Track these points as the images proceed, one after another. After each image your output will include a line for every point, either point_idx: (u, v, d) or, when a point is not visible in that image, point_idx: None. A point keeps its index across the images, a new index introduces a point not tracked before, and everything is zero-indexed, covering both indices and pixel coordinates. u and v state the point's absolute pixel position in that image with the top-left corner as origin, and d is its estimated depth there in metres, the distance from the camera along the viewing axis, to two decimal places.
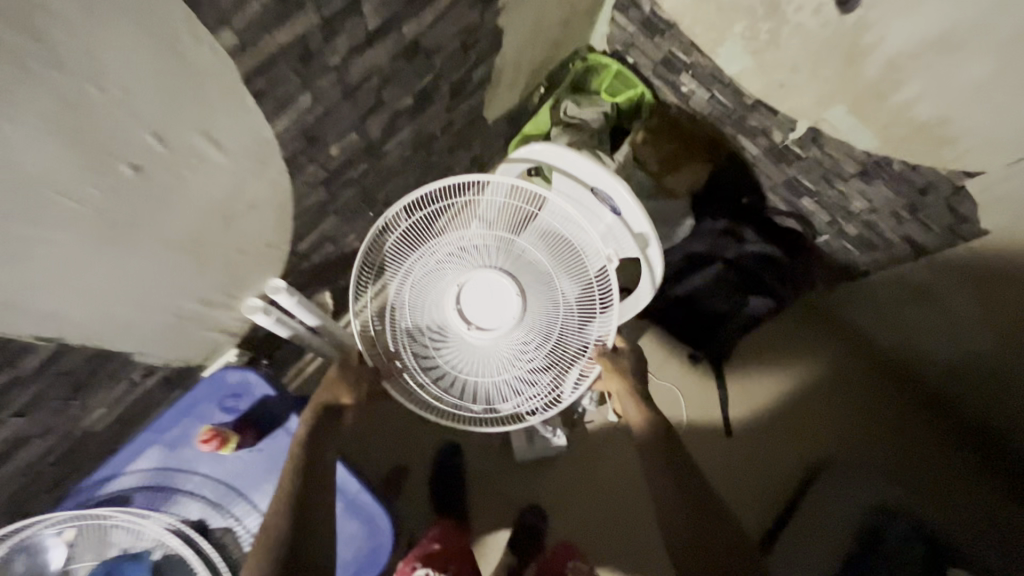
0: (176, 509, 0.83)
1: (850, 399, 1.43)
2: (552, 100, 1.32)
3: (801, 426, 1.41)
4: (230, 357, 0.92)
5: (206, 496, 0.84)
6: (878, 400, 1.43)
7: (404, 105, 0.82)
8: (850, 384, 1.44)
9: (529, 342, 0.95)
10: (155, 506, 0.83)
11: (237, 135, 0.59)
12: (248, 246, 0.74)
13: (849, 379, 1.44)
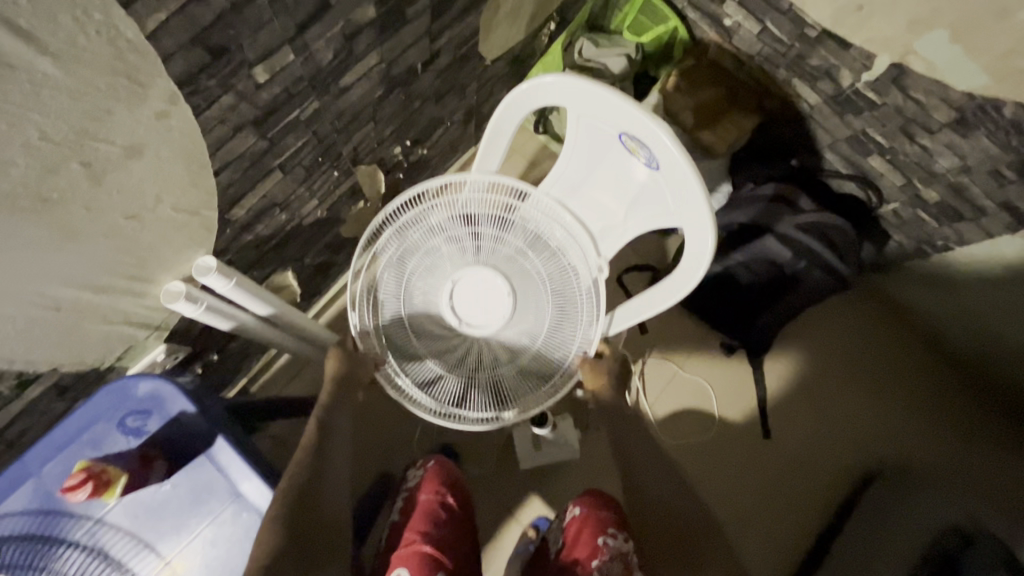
0: (58, 568, 0.61)
1: (902, 393, 1.24)
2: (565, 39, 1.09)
3: (842, 423, 1.23)
4: (158, 355, 0.72)
5: (102, 548, 0.61)
6: (935, 397, 1.24)
7: (364, 17, 0.60)
8: (905, 378, 1.25)
9: (520, 343, 0.82)
10: (30, 564, 0.60)
11: (70, 30, 0.38)
12: (143, 209, 0.54)
13: (904, 372, 1.25)
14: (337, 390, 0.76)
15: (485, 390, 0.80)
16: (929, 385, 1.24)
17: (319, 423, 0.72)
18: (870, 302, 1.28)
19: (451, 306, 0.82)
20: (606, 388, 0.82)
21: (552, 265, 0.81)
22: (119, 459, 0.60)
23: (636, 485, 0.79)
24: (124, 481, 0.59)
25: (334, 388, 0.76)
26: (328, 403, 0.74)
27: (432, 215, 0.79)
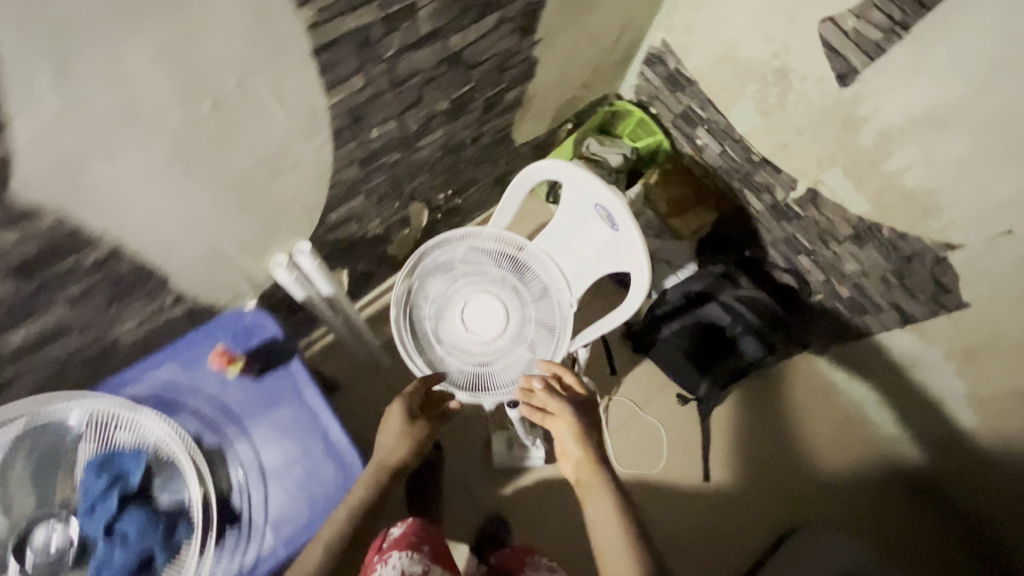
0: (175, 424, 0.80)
1: (842, 458, 1.47)
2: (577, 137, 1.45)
3: (788, 471, 1.45)
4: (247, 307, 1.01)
5: (205, 418, 0.81)
6: (868, 462, 1.46)
7: (440, 107, 0.94)
8: (839, 440, 1.48)
9: (507, 349, 1.11)
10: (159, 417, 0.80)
11: (299, 98, 0.69)
12: (285, 200, 0.85)
13: (839, 435, 1.48)
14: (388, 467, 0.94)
15: (477, 378, 1.10)
16: (864, 450, 1.47)
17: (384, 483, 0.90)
18: (814, 379, 1.52)
19: (462, 316, 1.12)
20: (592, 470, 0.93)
21: (537, 297, 1.12)
22: (239, 350, 0.84)
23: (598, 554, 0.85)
24: (241, 364, 0.83)
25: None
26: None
27: (460, 249, 1.12)
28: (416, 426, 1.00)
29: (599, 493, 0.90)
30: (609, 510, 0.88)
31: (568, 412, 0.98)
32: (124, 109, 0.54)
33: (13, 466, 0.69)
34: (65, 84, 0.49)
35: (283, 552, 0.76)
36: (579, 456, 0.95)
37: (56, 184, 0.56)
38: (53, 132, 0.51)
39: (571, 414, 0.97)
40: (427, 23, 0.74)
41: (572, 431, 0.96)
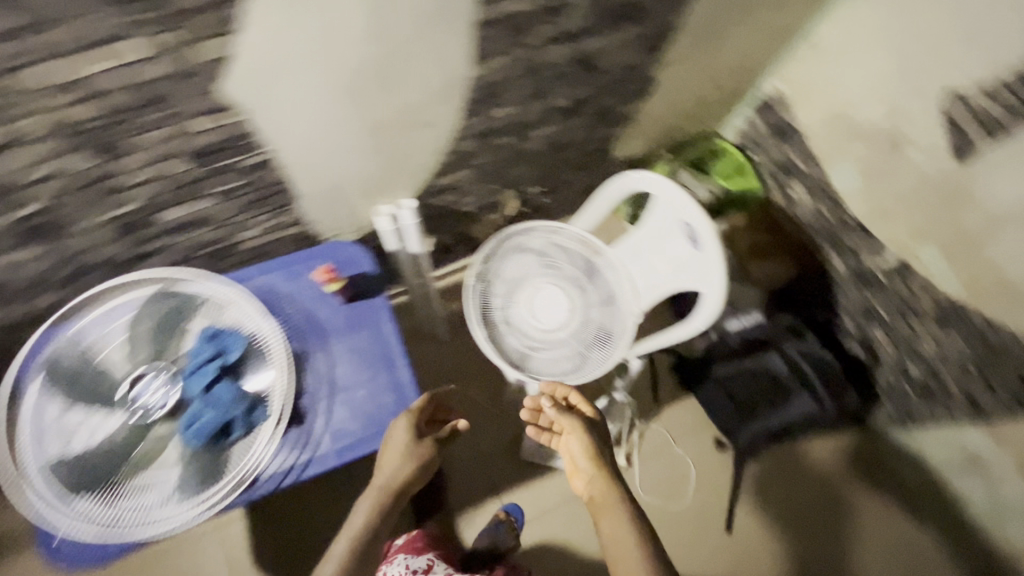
0: None
1: (883, 548, 1.38)
2: (671, 165, 1.50)
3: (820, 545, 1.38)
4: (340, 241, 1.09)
5: (295, 326, 0.91)
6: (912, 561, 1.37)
7: (560, 104, 1.02)
8: (888, 536, 1.39)
9: (565, 342, 1.16)
10: None
11: (452, 63, 0.79)
12: (408, 153, 0.95)
13: (889, 531, 1.39)
14: (401, 482, 0.80)
15: (531, 362, 1.14)
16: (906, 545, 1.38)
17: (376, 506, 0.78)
18: (866, 459, 1.45)
19: (530, 302, 1.18)
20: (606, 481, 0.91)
21: (603, 301, 1.17)
22: (342, 275, 0.94)
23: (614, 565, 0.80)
24: (339, 285, 0.93)
25: (400, 479, 0.80)
26: (394, 491, 0.80)
27: (541, 239, 1.20)
28: (429, 443, 0.84)
29: (611, 502, 0.87)
30: (621, 518, 0.84)
31: (579, 428, 0.98)
32: (324, 40, 0.65)
33: (144, 321, 0.81)
34: (286, 5, 0.59)
35: (331, 461, 0.83)
36: (589, 470, 0.94)
37: (247, 87, 0.66)
38: (263, 42, 0.61)
39: (580, 428, 0.98)
40: (574, 23, 0.83)
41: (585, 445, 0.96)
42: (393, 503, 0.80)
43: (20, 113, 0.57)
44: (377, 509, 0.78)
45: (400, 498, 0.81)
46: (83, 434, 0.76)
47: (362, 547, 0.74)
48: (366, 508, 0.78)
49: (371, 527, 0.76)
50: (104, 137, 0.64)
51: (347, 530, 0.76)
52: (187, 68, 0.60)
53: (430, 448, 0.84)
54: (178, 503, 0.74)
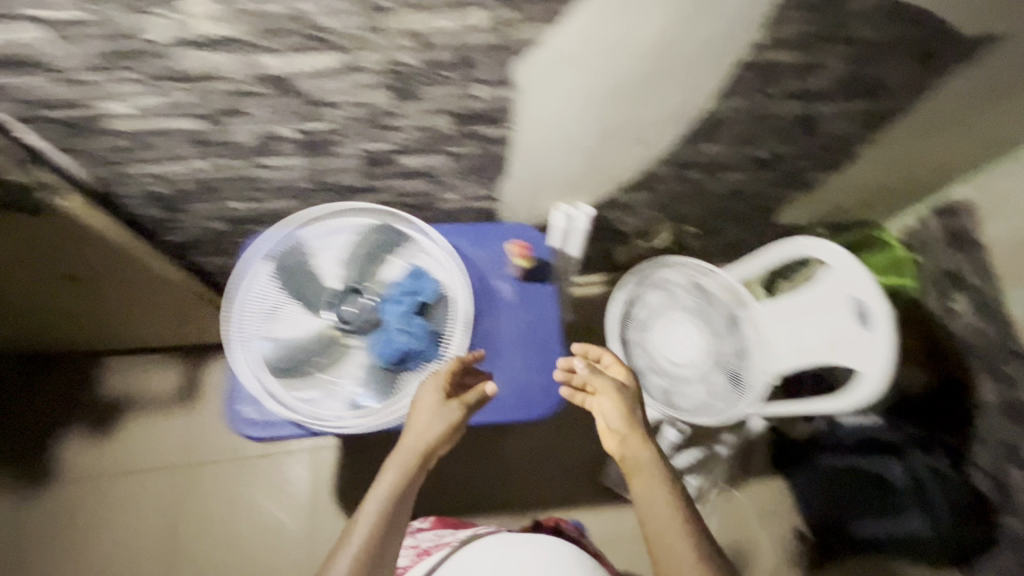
0: None
1: None
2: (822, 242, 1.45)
3: None
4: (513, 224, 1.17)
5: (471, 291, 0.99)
6: None
7: (760, 155, 1.05)
8: None
9: (690, 380, 1.17)
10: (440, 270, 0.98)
11: (697, 93, 0.85)
12: (612, 162, 1.02)
13: None
14: (426, 449, 0.77)
15: (654, 388, 1.16)
16: None
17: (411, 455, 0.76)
18: None
19: (665, 332, 1.21)
20: (642, 450, 0.79)
21: (738, 352, 1.18)
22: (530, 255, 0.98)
23: (650, 529, 0.73)
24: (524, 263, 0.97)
25: (427, 445, 0.77)
26: (421, 455, 0.76)
27: (688, 275, 1.23)
28: (454, 409, 0.80)
29: (647, 465, 0.78)
30: (654, 480, 0.76)
31: (615, 394, 0.85)
32: (615, 45, 0.73)
33: (358, 246, 0.90)
34: (604, 7, 0.67)
35: (478, 416, 0.91)
36: (622, 433, 0.82)
37: (532, 68, 0.75)
38: (568, 34, 0.70)
39: (614, 386, 0.85)
40: (814, 83, 0.86)
41: (619, 404, 0.84)
42: (418, 471, 0.77)
43: (369, 47, 0.66)
44: (402, 478, 0.74)
45: (425, 466, 0.78)
46: (291, 328, 0.86)
47: (391, 521, 0.71)
48: (391, 477, 0.75)
49: (397, 496, 0.73)
50: (407, 82, 0.73)
51: (371, 501, 0.72)
52: (504, 43, 0.69)
53: (462, 413, 0.81)
54: (354, 412, 0.84)
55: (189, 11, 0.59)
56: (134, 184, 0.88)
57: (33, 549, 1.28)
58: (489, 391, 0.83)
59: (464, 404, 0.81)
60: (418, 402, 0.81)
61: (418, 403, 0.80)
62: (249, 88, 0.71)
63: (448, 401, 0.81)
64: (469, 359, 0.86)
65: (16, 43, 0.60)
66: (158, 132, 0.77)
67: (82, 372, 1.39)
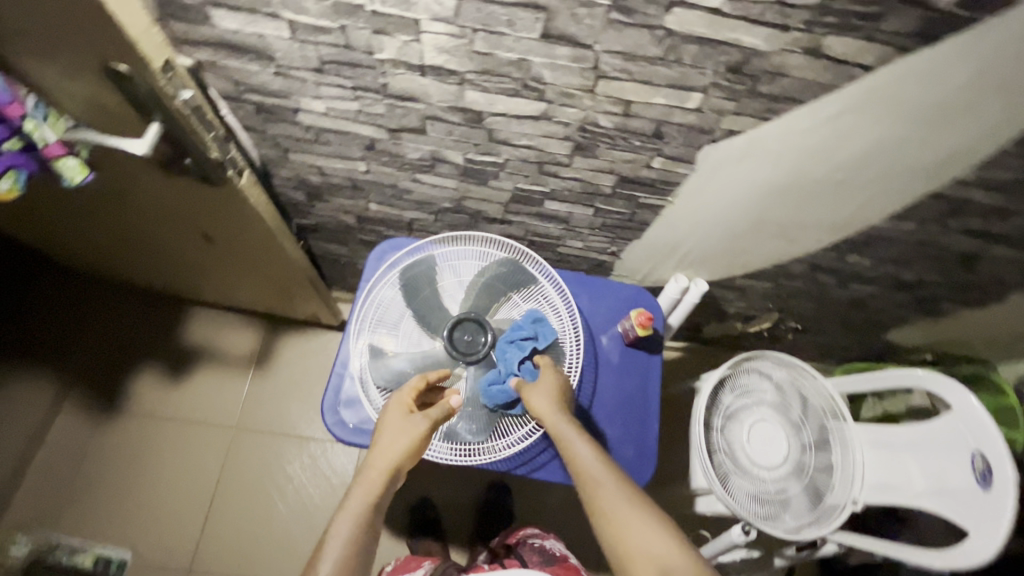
0: None
1: None
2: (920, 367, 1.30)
3: None
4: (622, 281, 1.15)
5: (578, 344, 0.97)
6: None
7: (902, 276, 1.00)
8: None
9: (768, 484, 1.12)
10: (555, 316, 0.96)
11: (870, 210, 0.82)
12: (747, 251, 0.99)
13: None
14: (393, 467, 0.71)
15: (729, 483, 1.11)
16: None
17: (373, 479, 0.70)
18: None
19: (751, 427, 1.15)
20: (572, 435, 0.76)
21: (822, 469, 1.12)
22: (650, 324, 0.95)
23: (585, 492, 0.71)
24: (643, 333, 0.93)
25: (393, 463, 0.71)
26: (388, 473, 0.71)
27: (785, 375, 1.18)
28: (421, 421, 0.74)
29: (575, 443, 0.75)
30: (576, 441, 0.75)
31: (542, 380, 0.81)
32: (812, 154, 0.71)
33: (486, 277, 0.88)
34: (826, 121, 0.65)
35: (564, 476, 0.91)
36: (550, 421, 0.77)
37: (721, 155, 0.73)
38: (775, 135, 0.68)
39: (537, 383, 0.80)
40: (996, 227, 0.81)
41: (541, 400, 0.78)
42: (388, 490, 0.71)
43: (573, 103, 0.67)
44: (369, 500, 0.68)
45: (393, 482, 0.72)
46: (406, 344, 0.87)
47: (362, 551, 0.65)
48: (356, 500, 0.68)
49: (366, 517, 0.67)
50: (592, 140, 0.73)
51: (335, 529, 0.66)
52: (706, 126, 0.68)
53: (426, 427, 0.74)
54: (442, 445, 0.84)
55: (425, 40, 0.60)
56: (294, 170, 0.90)
57: (85, 474, 1.31)
58: (453, 405, 0.78)
59: (429, 419, 0.75)
60: (383, 424, 0.75)
61: (380, 423, 0.75)
62: (442, 113, 0.72)
63: (412, 413, 0.76)
64: (436, 376, 0.80)
65: (257, 35, 0.63)
66: (339, 132, 0.79)
67: (171, 315, 1.44)
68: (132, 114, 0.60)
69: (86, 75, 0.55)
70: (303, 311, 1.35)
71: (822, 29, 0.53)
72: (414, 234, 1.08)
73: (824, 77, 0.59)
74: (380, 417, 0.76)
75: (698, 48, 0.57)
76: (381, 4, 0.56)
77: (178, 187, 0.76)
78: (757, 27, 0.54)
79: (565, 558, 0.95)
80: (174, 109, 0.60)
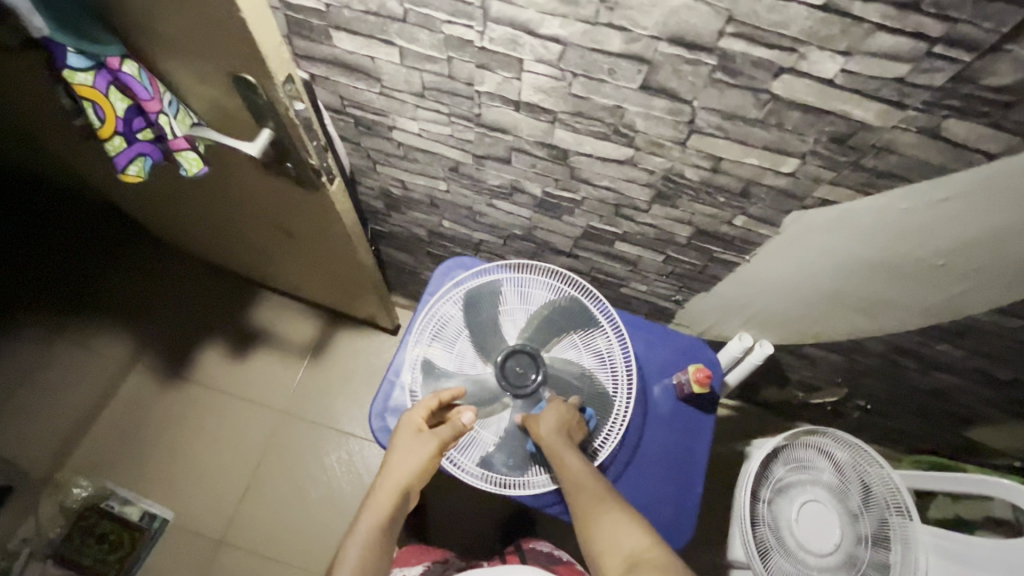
0: None
1: None
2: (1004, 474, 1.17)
3: None
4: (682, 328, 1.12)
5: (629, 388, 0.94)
6: None
7: (997, 373, 0.91)
8: None
9: (815, 572, 1.04)
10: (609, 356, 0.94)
11: (967, 301, 0.76)
12: (821, 321, 0.94)
13: None
14: (402, 490, 0.76)
15: (773, 564, 1.04)
16: None
17: (384, 497, 0.75)
18: None
19: (801, 507, 1.08)
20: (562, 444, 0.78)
21: (876, 566, 1.03)
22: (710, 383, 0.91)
23: (570, 497, 0.75)
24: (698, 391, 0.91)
25: (403, 484, 0.76)
26: (398, 492, 0.76)
27: (846, 456, 1.09)
28: (430, 440, 0.79)
29: (562, 453, 0.77)
30: (566, 454, 0.77)
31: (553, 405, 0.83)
32: (909, 233, 0.67)
33: (546, 308, 0.89)
34: (934, 202, 0.61)
35: None
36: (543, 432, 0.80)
37: (810, 222, 0.70)
38: (871, 209, 0.65)
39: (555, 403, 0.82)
40: None
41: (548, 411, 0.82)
42: (398, 509, 0.75)
43: (662, 153, 0.66)
44: (380, 520, 0.73)
45: (404, 502, 0.77)
46: (457, 363, 0.88)
47: (374, 567, 0.69)
48: (368, 519, 0.73)
49: (372, 537, 0.71)
50: (675, 189, 0.72)
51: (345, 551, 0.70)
52: (797, 192, 0.66)
53: (432, 444, 0.79)
54: (475, 469, 0.84)
55: (525, 78, 0.62)
56: (378, 181, 0.95)
57: (147, 431, 1.39)
58: (464, 422, 0.81)
59: (436, 439, 0.79)
60: (394, 446, 0.80)
61: (392, 442, 0.80)
62: (528, 147, 0.73)
63: (421, 431, 0.80)
64: (447, 395, 0.83)
65: (369, 58, 0.67)
66: (427, 152, 0.82)
67: (246, 295, 1.54)
68: (249, 119, 0.65)
69: (214, 81, 0.61)
70: (361, 311, 1.41)
71: (942, 111, 0.50)
72: (481, 254, 1.10)
73: (936, 159, 0.55)
74: (393, 437, 0.81)
75: (802, 115, 0.55)
76: (489, 41, 0.59)
77: (275, 185, 0.81)
78: (870, 101, 0.52)
79: (567, 560, 0.94)
80: (286, 121, 0.65)
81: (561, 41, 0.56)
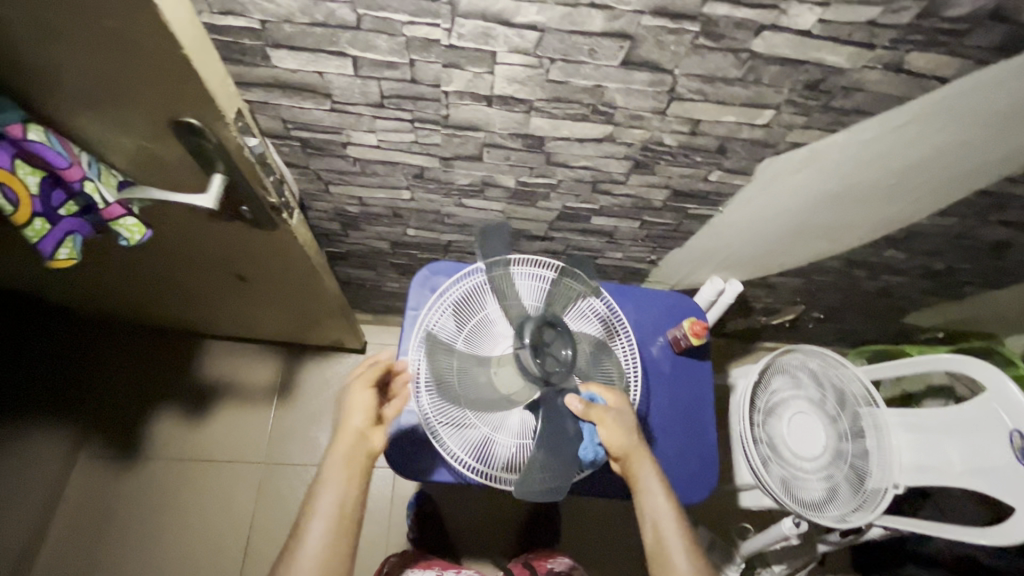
0: None
1: None
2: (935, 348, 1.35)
3: None
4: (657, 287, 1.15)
5: None
6: None
7: (931, 265, 1.04)
8: None
9: (813, 475, 1.08)
10: None
11: (910, 210, 0.84)
12: (783, 253, 1.01)
13: None
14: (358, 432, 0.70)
15: (778, 477, 1.06)
16: None
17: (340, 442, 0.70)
18: None
19: (790, 420, 1.12)
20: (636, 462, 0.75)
21: (861, 454, 1.09)
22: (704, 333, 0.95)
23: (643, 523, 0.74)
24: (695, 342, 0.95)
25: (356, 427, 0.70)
26: (351, 436, 0.70)
27: (818, 364, 1.15)
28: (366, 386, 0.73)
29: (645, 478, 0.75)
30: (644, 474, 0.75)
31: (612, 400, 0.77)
32: (865, 162, 0.72)
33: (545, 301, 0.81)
34: (891, 130, 0.66)
35: None
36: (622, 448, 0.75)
37: (781, 166, 0.74)
38: (836, 146, 0.69)
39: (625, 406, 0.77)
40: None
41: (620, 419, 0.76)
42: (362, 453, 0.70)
43: (641, 124, 0.66)
44: (341, 463, 0.68)
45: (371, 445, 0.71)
46: (461, 380, 0.77)
47: (345, 510, 0.67)
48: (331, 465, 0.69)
49: (335, 481, 0.67)
50: (653, 158, 0.73)
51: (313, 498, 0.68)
52: (771, 140, 0.68)
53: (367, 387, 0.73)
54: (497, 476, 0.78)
55: (498, 71, 0.58)
56: (332, 202, 0.87)
57: (116, 523, 1.25)
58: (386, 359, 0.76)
59: (366, 380, 0.73)
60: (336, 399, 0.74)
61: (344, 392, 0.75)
62: (502, 140, 0.70)
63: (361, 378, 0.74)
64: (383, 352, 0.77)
65: (317, 74, 0.60)
66: (388, 163, 0.76)
67: (187, 351, 1.39)
68: (195, 167, 0.56)
69: (146, 130, 0.51)
70: (326, 338, 1.31)
71: (906, 46, 0.54)
72: (450, 254, 1.05)
73: (898, 90, 0.59)
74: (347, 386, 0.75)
75: (780, 68, 0.57)
76: (458, 38, 0.54)
77: (228, 230, 0.72)
78: (842, 46, 0.54)
79: None
80: (239, 160, 0.56)
81: (538, 28, 0.52)
